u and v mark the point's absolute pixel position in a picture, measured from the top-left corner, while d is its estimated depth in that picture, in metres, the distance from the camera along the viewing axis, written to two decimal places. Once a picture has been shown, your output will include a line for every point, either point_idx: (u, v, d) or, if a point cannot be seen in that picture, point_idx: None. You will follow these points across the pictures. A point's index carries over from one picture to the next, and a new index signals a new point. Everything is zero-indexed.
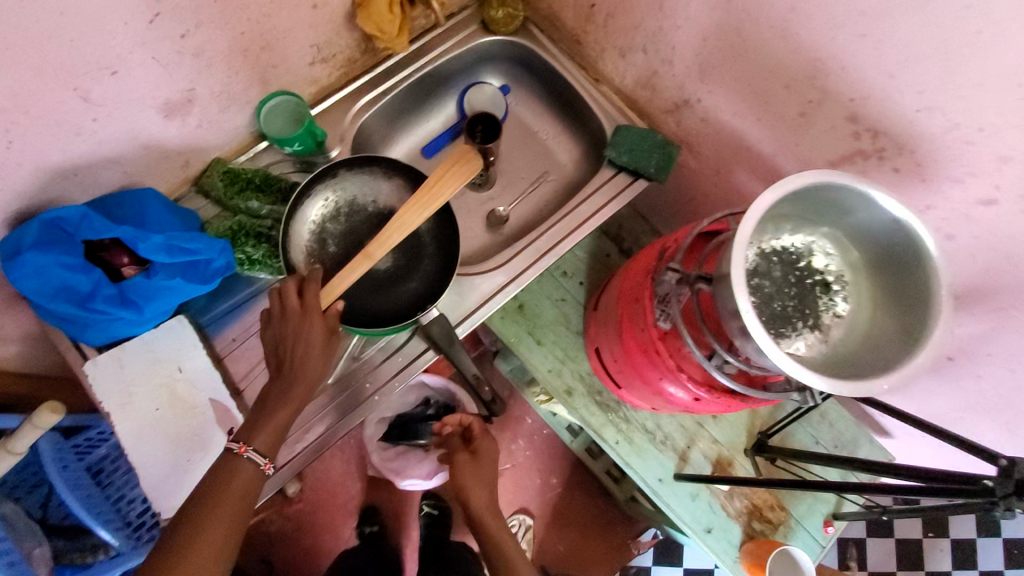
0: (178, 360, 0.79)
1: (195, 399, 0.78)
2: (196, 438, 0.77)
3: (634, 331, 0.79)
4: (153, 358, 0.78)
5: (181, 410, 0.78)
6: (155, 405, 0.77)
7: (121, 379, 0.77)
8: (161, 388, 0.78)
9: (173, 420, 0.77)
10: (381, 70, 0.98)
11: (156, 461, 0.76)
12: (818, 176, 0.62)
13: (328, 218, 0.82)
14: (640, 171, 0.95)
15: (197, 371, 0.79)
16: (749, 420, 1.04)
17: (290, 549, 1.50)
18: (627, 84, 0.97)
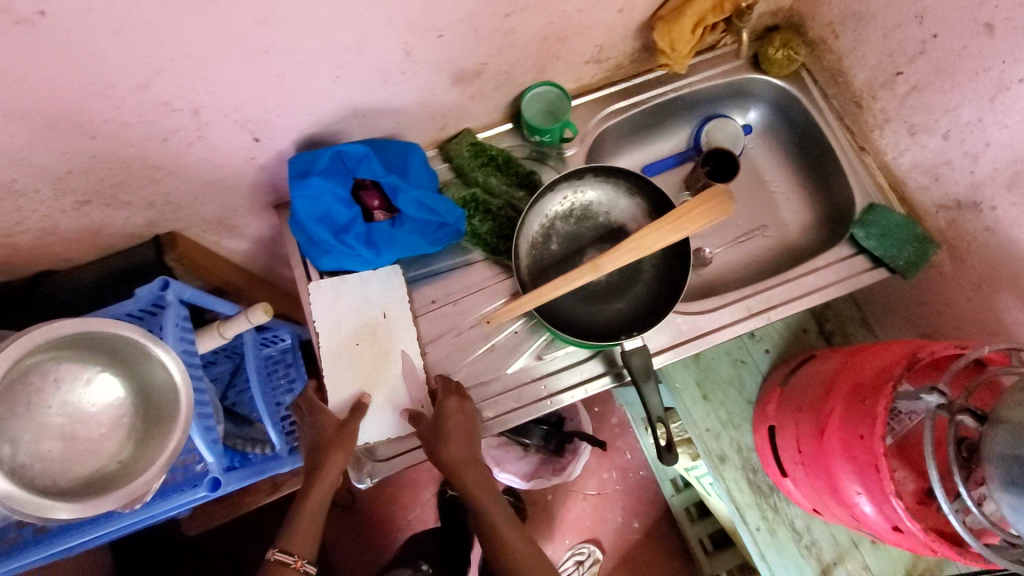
0: (384, 305, 0.82)
1: (392, 345, 0.81)
2: (387, 381, 0.80)
3: (847, 432, 0.72)
4: (365, 297, 0.82)
5: (376, 352, 0.80)
6: (356, 340, 0.81)
7: (334, 308, 0.81)
8: (366, 326, 0.81)
9: (370, 357, 0.80)
10: (639, 82, 0.96)
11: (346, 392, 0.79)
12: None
13: (560, 216, 0.82)
14: (887, 261, 0.87)
15: (398, 320, 0.82)
16: (912, 561, 0.92)
17: (372, 493, 1.55)
18: (900, 164, 0.88)
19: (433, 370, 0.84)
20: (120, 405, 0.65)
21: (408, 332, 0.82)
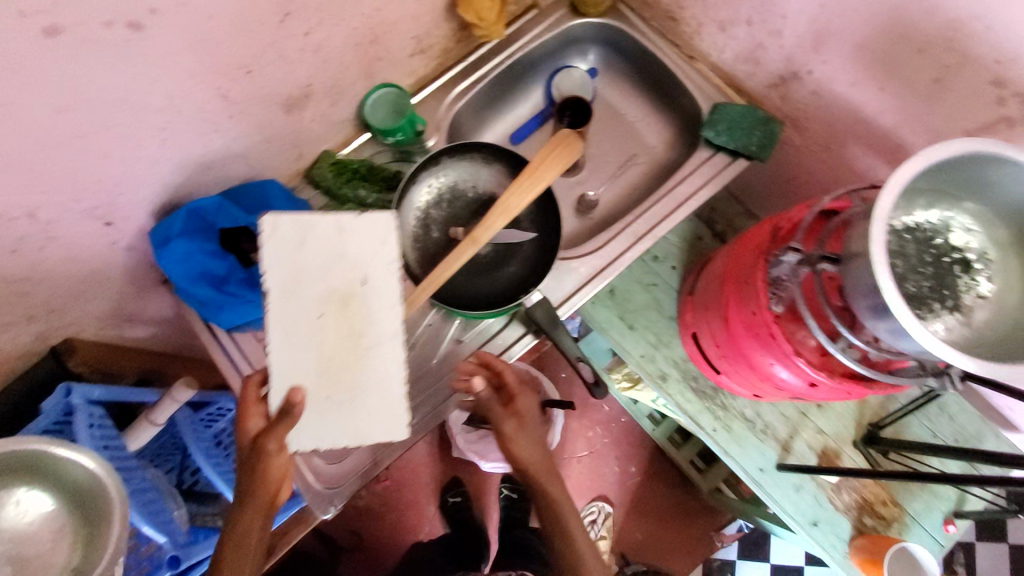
0: (366, 271, 0.65)
1: (367, 324, 0.64)
2: (351, 373, 0.64)
3: (743, 314, 0.77)
4: (341, 257, 0.65)
5: (344, 330, 0.64)
6: (320, 311, 0.63)
7: (295, 259, 0.64)
8: (337, 294, 0.64)
9: (334, 335, 0.63)
10: (474, 58, 0.99)
11: (295, 374, 0.63)
12: (971, 143, 0.56)
13: (432, 204, 0.85)
14: (743, 150, 0.92)
15: (381, 297, 0.65)
16: (858, 411, 0.98)
17: (377, 526, 1.55)
18: (726, 60, 0.93)
19: None
20: (57, 514, 0.66)
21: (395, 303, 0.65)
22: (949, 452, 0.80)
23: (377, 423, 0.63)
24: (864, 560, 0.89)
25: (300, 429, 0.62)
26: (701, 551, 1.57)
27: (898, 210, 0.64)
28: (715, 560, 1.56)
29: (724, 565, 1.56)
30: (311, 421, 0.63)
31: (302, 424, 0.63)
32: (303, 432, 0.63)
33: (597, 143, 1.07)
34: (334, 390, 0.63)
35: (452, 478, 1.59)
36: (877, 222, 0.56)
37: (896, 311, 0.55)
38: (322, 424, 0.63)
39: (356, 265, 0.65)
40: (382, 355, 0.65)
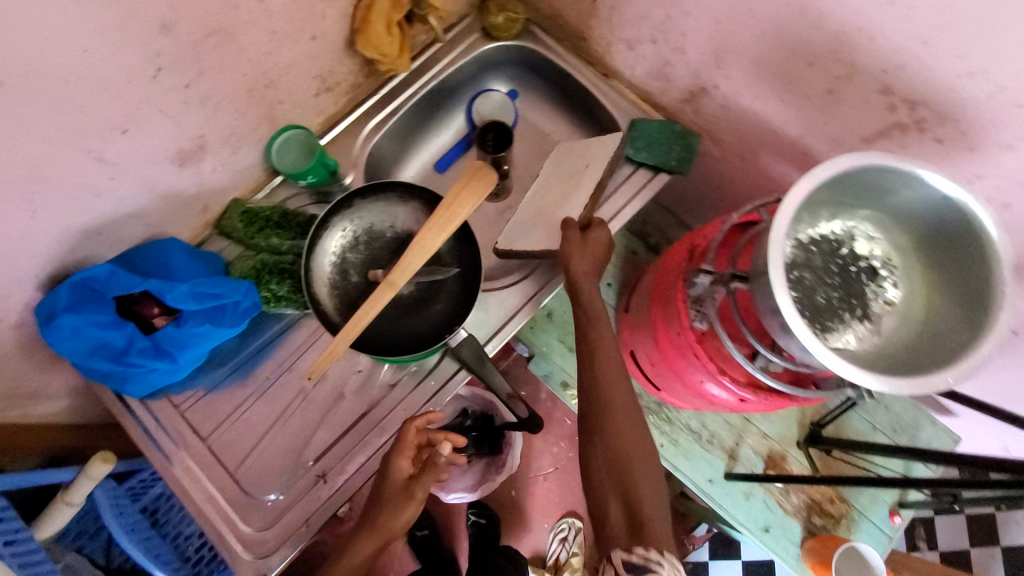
0: (588, 157, 0.92)
1: (578, 189, 0.89)
2: (551, 212, 0.90)
3: (670, 334, 0.76)
4: (583, 150, 0.94)
5: (563, 183, 0.92)
6: (553, 177, 0.95)
7: (572, 148, 0.96)
8: (573, 170, 0.93)
9: (550, 199, 0.93)
10: (387, 90, 0.96)
11: (523, 208, 0.95)
12: (857, 158, 0.57)
13: (348, 248, 0.82)
14: (662, 165, 0.91)
15: (596, 163, 0.90)
16: (800, 411, 0.99)
17: None
18: (638, 76, 0.93)
19: (292, 443, 0.82)
20: None
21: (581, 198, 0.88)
22: (880, 450, 0.81)
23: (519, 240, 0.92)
24: (815, 563, 0.89)
25: (510, 236, 0.93)
26: (674, 555, 1.56)
27: (802, 223, 0.65)
28: (689, 563, 1.56)
29: (698, 568, 1.56)
30: (514, 234, 0.93)
31: (513, 216, 0.96)
32: (513, 237, 0.93)
33: (524, 166, 1.06)
34: (536, 223, 0.91)
35: (417, 511, 1.54)
36: (771, 243, 0.57)
37: (795, 331, 0.56)
38: (516, 238, 0.92)
39: (587, 152, 0.92)
40: (573, 204, 0.88)
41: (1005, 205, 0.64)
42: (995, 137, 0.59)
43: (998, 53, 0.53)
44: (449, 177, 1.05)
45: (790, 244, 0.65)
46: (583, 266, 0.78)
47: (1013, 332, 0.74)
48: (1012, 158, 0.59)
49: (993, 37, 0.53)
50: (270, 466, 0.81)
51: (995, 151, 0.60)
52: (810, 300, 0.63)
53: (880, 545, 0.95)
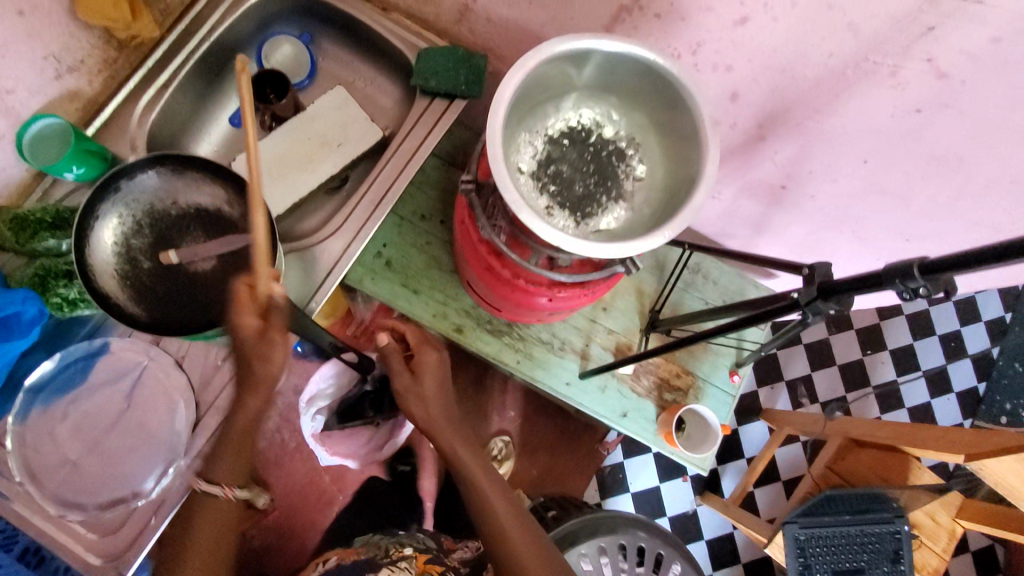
0: (334, 136, 0.99)
1: (319, 159, 0.98)
2: (299, 169, 0.98)
3: (471, 254, 0.78)
4: (325, 120, 1.00)
5: (313, 147, 0.99)
6: (306, 136, 0.99)
7: (307, 122, 0.99)
8: (317, 138, 0.99)
9: (296, 148, 0.98)
10: (150, 64, 0.90)
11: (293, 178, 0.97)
12: (626, 42, 0.58)
13: (130, 234, 0.77)
14: (455, 92, 0.93)
15: (331, 129, 1.00)
16: (639, 302, 1.06)
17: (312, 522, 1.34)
18: (411, 4, 0.93)
19: (125, 453, 0.79)
20: None
21: (331, 166, 0.98)
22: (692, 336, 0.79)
23: (294, 182, 0.97)
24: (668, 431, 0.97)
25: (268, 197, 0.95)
26: (591, 464, 1.65)
27: (548, 118, 0.68)
28: (606, 467, 1.69)
29: (615, 469, 1.69)
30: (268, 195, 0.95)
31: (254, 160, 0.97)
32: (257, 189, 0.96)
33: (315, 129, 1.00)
34: (282, 174, 0.97)
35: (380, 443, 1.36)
36: (493, 109, 0.58)
37: (518, 212, 0.57)
38: (285, 187, 0.96)
39: (328, 135, 0.99)
40: (330, 156, 0.99)
41: (736, 95, 0.72)
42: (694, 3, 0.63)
43: (711, 30, 0.65)
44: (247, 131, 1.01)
45: (543, 141, 0.68)
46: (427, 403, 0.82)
47: (781, 186, 0.83)
48: (709, 23, 0.64)
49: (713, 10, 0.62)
50: (108, 475, 0.79)
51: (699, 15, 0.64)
52: (546, 170, 0.67)
53: (725, 403, 1.04)
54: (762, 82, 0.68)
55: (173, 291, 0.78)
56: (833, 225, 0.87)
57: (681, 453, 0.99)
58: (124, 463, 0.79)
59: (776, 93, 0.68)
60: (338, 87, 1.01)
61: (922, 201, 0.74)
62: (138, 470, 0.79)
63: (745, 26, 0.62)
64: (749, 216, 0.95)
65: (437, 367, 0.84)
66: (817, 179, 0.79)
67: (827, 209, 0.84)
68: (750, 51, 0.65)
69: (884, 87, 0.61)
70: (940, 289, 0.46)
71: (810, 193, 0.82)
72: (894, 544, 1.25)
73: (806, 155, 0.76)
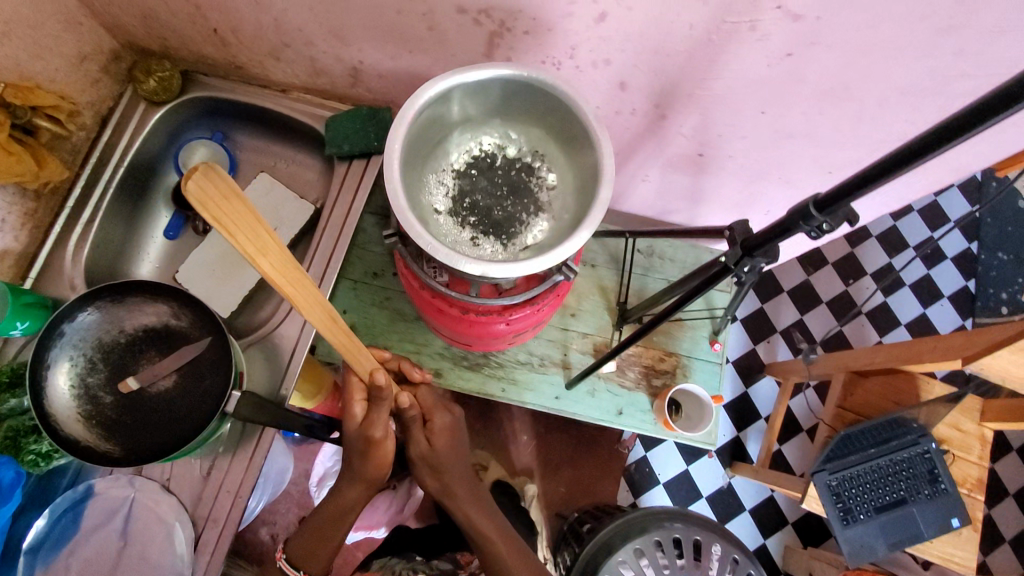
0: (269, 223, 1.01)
1: None
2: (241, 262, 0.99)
3: (420, 301, 0.79)
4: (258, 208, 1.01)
5: None
6: None
7: None
8: None
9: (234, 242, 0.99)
10: (70, 204, 0.91)
11: (237, 274, 0.98)
12: (496, 66, 0.60)
13: (85, 373, 0.77)
14: (369, 150, 0.94)
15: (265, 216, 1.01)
16: (604, 298, 1.06)
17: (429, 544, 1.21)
18: (306, 79, 0.95)
19: None
20: None
21: None
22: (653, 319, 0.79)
23: (239, 276, 0.98)
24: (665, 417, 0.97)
25: (218, 298, 0.96)
26: (616, 465, 1.64)
27: (451, 155, 0.69)
28: (631, 464, 1.67)
29: (640, 463, 1.67)
30: (218, 295, 0.97)
31: (198, 265, 0.98)
32: (207, 293, 0.97)
33: None
34: (227, 272, 0.98)
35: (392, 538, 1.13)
36: (388, 164, 0.59)
37: (436, 254, 0.59)
38: (233, 284, 0.97)
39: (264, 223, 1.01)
40: None
41: (626, 83, 0.74)
42: (554, 12, 0.65)
43: (577, 32, 0.67)
44: (184, 240, 1.02)
45: (451, 177, 0.69)
46: (444, 459, 0.86)
47: (700, 154, 0.85)
48: (576, 25, 0.66)
49: (575, 14, 0.64)
50: None
51: (563, 21, 0.66)
52: (462, 203, 0.68)
53: (714, 373, 1.04)
54: (644, 66, 0.70)
55: (143, 417, 0.78)
56: (760, 176, 0.88)
57: (682, 434, 1.00)
58: None
59: (659, 72, 0.70)
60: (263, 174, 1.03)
61: (829, 135, 0.76)
62: None
63: (607, 20, 0.64)
64: (683, 189, 0.97)
65: (451, 428, 0.87)
66: (728, 139, 0.81)
67: (748, 163, 0.85)
68: (623, 41, 0.67)
69: (751, 42, 0.62)
70: (842, 220, 0.47)
71: (728, 153, 0.84)
72: (927, 465, 1.26)
73: (708, 120, 0.77)
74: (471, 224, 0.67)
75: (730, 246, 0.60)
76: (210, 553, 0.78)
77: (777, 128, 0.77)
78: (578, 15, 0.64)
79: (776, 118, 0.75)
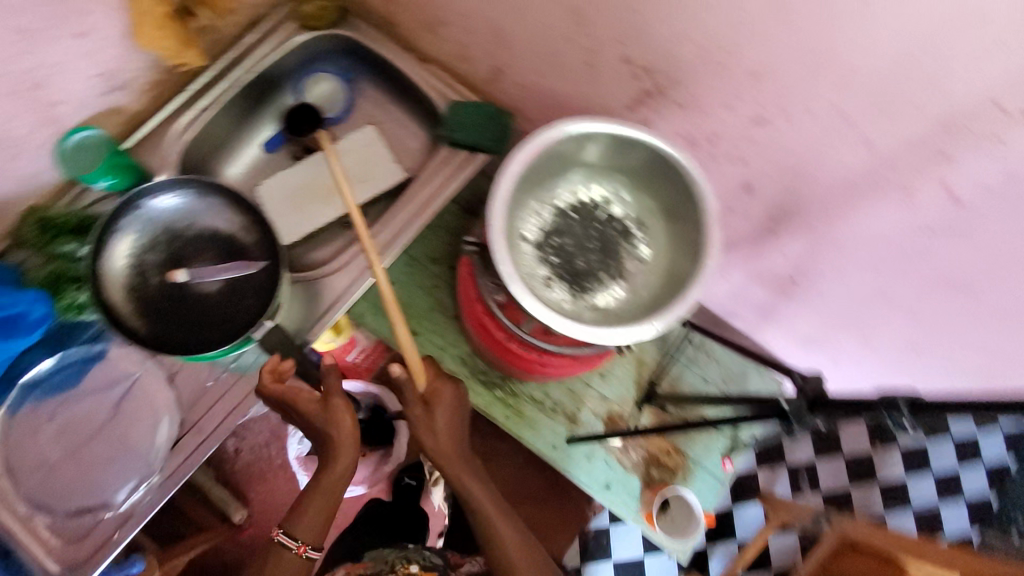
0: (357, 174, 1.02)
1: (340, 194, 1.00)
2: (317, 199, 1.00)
3: (469, 310, 0.79)
4: (353, 156, 1.02)
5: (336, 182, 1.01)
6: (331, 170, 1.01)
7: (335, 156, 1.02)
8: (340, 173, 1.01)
9: (318, 179, 1.00)
10: (195, 88, 0.95)
11: (310, 210, 0.99)
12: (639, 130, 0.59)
13: (144, 249, 0.80)
14: (478, 146, 0.95)
15: (357, 166, 1.02)
16: (637, 372, 1.04)
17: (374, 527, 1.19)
18: (448, 58, 0.96)
19: (101, 461, 0.80)
20: None
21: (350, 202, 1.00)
22: None
23: (311, 213, 0.99)
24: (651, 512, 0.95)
25: (284, 225, 0.98)
26: (575, 525, 1.60)
27: (558, 190, 0.68)
28: (591, 531, 1.62)
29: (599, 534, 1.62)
30: (285, 222, 0.98)
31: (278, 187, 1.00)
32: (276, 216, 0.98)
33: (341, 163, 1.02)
34: (301, 204, 0.99)
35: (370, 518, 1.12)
36: (501, 183, 0.59)
37: (511, 286, 0.58)
38: (302, 217, 0.99)
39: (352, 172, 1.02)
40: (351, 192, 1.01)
41: (751, 187, 0.72)
42: (713, 99, 0.64)
43: (727, 124, 0.66)
44: (277, 158, 1.05)
45: (549, 212, 0.68)
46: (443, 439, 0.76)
47: (791, 280, 0.82)
48: (729, 118, 0.65)
49: (733, 108, 0.63)
50: (81, 481, 0.79)
51: (718, 110, 0.65)
52: (549, 241, 0.67)
53: (713, 489, 1.01)
54: (776, 180, 0.68)
55: (177, 310, 0.79)
56: (841, 324, 0.85)
57: (657, 535, 0.97)
58: (98, 470, 0.80)
59: (789, 190, 0.68)
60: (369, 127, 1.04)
61: (930, 316, 0.73)
62: (111, 481, 0.79)
63: (762, 126, 0.63)
64: (757, 303, 0.94)
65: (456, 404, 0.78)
66: (826, 278, 0.78)
67: (836, 307, 0.82)
68: (767, 150, 0.65)
69: (895, 202, 0.60)
70: None
71: (819, 291, 0.81)
72: None
73: (815, 254, 0.74)
74: (551, 264, 0.66)
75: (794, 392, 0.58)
76: (182, 459, 0.79)
77: (880, 290, 0.74)
78: (737, 110, 0.63)
79: (884, 280, 0.72)
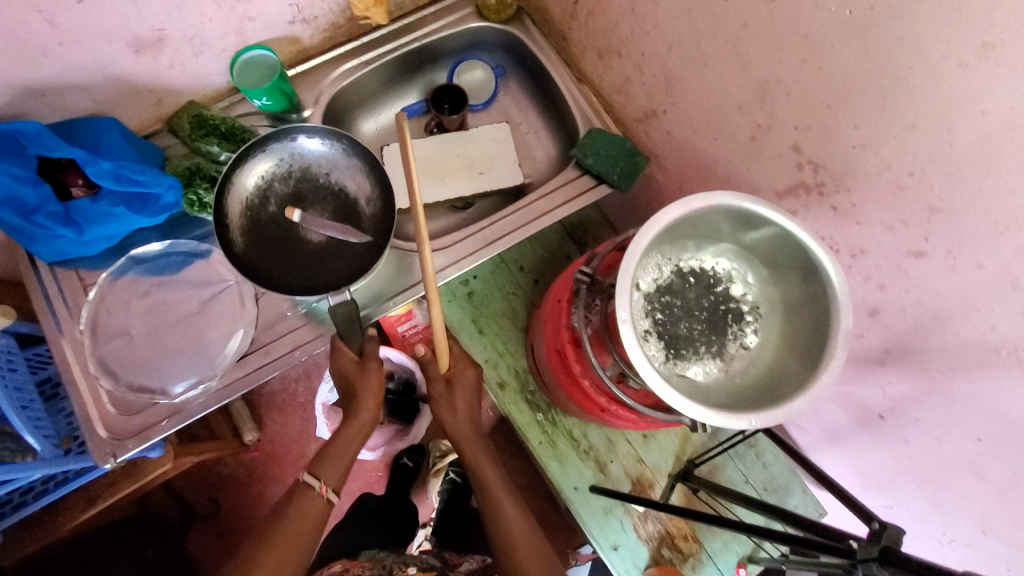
0: (479, 164, 1.02)
1: (456, 178, 1.01)
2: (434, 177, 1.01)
3: (551, 332, 0.79)
4: (480, 146, 1.03)
5: (456, 166, 1.02)
6: (456, 153, 1.02)
7: (463, 141, 1.02)
8: (462, 160, 1.02)
9: (443, 159, 1.01)
10: (366, 40, 0.99)
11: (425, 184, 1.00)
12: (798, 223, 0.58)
13: (276, 176, 0.84)
14: (605, 177, 0.95)
15: (483, 156, 1.02)
16: (680, 446, 1.01)
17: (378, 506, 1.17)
18: (605, 87, 0.97)
19: (173, 349, 0.84)
20: None
21: (465, 189, 1.01)
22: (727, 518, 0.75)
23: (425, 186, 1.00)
24: None
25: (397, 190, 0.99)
26: None
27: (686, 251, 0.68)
28: None
29: None
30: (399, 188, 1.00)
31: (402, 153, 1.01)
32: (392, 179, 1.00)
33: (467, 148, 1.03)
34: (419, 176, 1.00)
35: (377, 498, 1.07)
36: (644, 229, 0.59)
37: (621, 328, 0.58)
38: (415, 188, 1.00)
39: (474, 161, 1.02)
40: (466, 181, 1.01)
41: (876, 311, 0.69)
42: (875, 216, 0.62)
43: (879, 245, 0.63)
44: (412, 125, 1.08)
45: (671, 268, 0.68)
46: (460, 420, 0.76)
47: (878, 415, 0.78)
48: (884, 239, 0.62)
49: (893, 231, 0.61)
50: (151, 359, 0.83)
51: (876, 228, 0.62)
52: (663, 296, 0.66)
53: None
54: (909, 314, 0.65)
55: (281, 240, 0.83)
56: (913, 477, 0.80)
57: None
58: (168, 356, 0.84)
59: (918, 329, 0.65)
60: (503, 124, 1.05)
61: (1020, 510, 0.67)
62: (176, 369, 0.83)
63: (918, 260, 0.60)
64: (830, 423, 0.90)
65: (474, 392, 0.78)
66: (919, 427, 0.73)
67: (917, 460, 0.77)
68: (913, 283, 0.62)
69: None
70: None
71: (906, 438, 0.76)
72: None
73: (919, 401, 0.71)
74: (657, 319, 0.65)
75: (866, 536, 0.56)
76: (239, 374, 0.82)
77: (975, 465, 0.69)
78: (895, 235, 0.61)
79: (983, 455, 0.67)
